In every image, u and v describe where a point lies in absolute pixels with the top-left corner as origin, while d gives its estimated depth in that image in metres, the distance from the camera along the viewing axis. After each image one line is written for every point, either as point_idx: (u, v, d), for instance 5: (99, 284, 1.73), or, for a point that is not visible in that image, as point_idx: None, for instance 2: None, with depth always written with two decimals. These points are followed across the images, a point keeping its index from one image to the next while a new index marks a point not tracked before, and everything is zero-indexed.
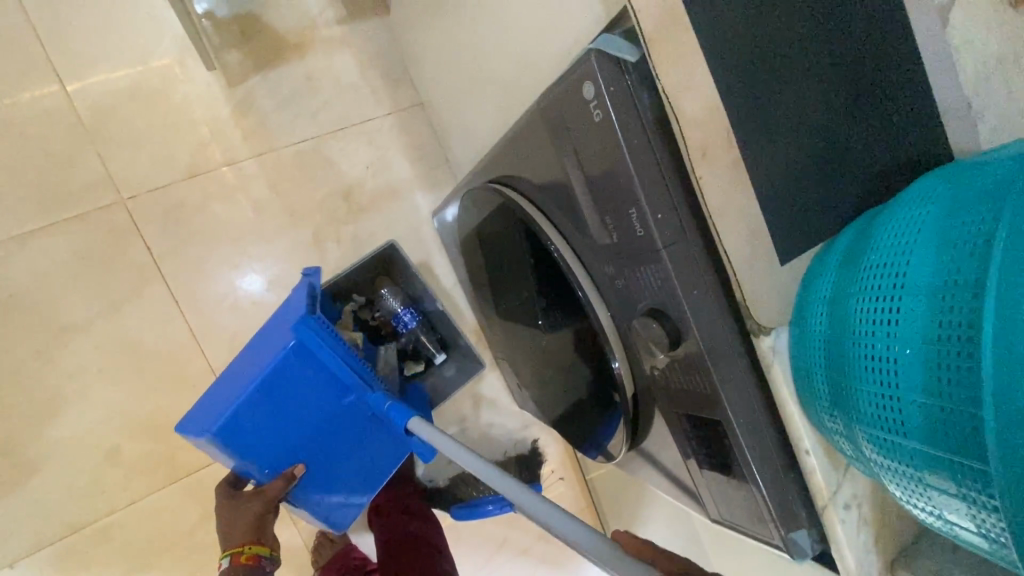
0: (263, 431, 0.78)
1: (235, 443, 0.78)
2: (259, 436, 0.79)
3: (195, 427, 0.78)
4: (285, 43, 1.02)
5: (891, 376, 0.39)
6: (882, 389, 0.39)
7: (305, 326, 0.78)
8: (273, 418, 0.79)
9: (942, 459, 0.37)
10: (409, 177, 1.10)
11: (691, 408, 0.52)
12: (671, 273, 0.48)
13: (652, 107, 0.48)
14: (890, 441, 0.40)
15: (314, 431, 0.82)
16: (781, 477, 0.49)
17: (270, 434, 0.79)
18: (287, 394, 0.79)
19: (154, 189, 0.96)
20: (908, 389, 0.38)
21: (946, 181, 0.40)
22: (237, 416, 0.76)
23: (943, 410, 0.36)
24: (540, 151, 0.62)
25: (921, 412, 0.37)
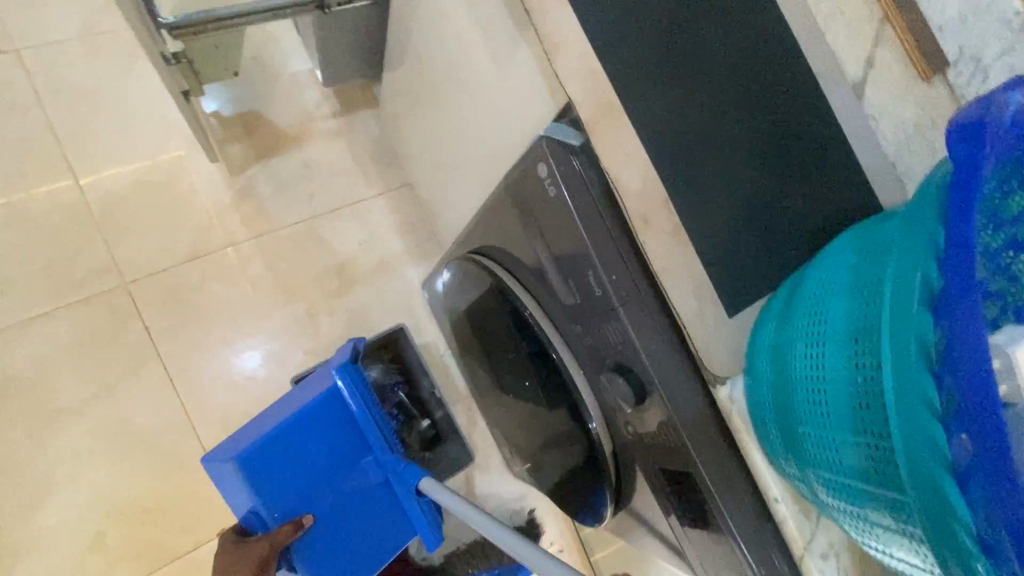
0: (290, 467, 0.69)
1: (252, 478, 0.67)
2: (279, 477, 0.69)
3: (222, 456, 0.69)
4: (284, 135, 1.10)
5: (824, 418, 0.34)
6: (819, 431, 0.35)
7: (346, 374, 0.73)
8: (296, 458, 0.70)
9: (879, 496, 0.32)
10: (400, 252, 1.14)
11: (664, 461, 0.50)
12: (630, 330, 0.46)
13: (601, 181, 0.47)
14: (836, 484, 0.35)
15: (316, 482, 0.71)
16: (758, 529, 0.46)
17: (288, 471, 0.69)
18: (333, 435, 0.72)
19: (155, 272, 1.00)
20: (841, 436, 0.33)
21: (867, 226, 0.37)
22: (267, 444, 0.68)
23: (872, 449, 0.31)
24: (507, 226, 0.61)
25: (853, 452, 0.32)
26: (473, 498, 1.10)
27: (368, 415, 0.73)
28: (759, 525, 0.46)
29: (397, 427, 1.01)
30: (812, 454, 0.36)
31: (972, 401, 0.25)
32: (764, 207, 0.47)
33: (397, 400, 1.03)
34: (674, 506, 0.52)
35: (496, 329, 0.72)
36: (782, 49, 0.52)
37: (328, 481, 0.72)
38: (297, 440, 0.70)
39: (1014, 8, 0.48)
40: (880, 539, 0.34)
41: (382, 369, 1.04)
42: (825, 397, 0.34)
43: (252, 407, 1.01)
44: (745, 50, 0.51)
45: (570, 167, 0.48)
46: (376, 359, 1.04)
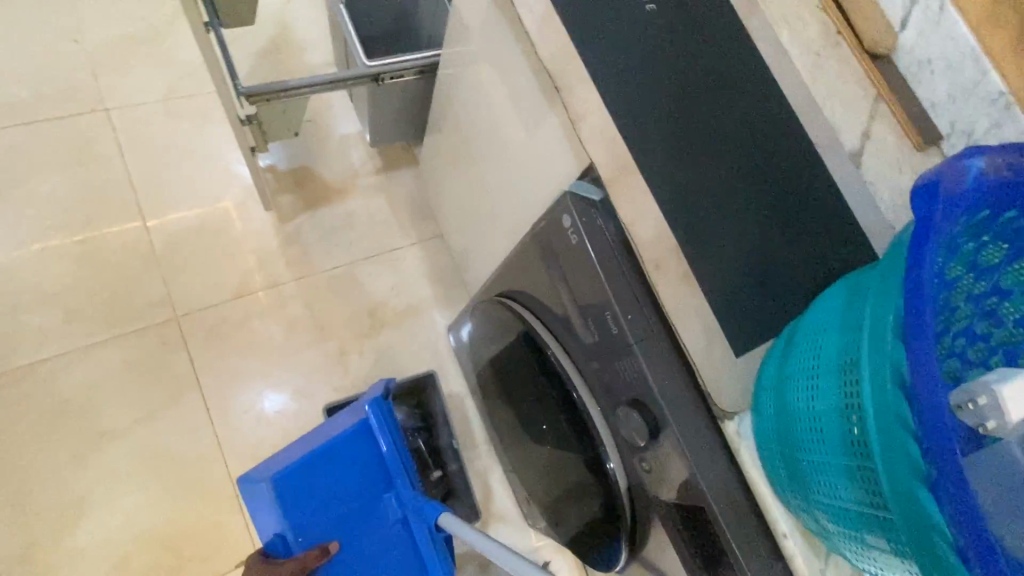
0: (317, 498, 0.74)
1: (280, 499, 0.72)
2: (307, 502, 0.73)
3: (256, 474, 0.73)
4: (331, 188, 1.21)
5: (819, 447, 0.38)
6: (816, 459, 0.38)
7: (376, 411, 0.75)
8: (325, 485, 0.74)
9: (872, 517, 0.34)
10: (429, 297, 1.21)
11: (676, 497, 0.52)
12: (643, 365, 0.50)
13: (618, 231, 0.53)
14: (835, 508, 0.37)
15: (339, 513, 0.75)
16: (768, 566, 0.47)
17: (317, 495, 0.74)
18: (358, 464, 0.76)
19: (204, 307, 1.08)
20: (835, 462, 0.36)
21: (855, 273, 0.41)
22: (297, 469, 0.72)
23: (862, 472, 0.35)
24: (533, 271, 0.66)
25: (846, 477, 0.36)
26: None
27: (394, 452, 0.75)
28: (769, 563, 0.47)
29: None
30: (814, 481, 0.39)
31: (932, 418, 0.29)
32: (765, 258, 0.51)
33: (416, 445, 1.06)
34: (685, 545, 0.53)
35: (518, 369, 0.76)
36: (781, 121, 0.59)
37: (350, 512, 0.75)
38: (323, 469, 0.74)
39: (998, 90, 0.57)
40: (878, 560, 0.36)
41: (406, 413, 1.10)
42: (820, 426, 0.37)
43: (279, 440, 1.05)
44: (748, 121, 0.58)
45: (590, 218, 0.54)
46: (403, 402, 1.10)
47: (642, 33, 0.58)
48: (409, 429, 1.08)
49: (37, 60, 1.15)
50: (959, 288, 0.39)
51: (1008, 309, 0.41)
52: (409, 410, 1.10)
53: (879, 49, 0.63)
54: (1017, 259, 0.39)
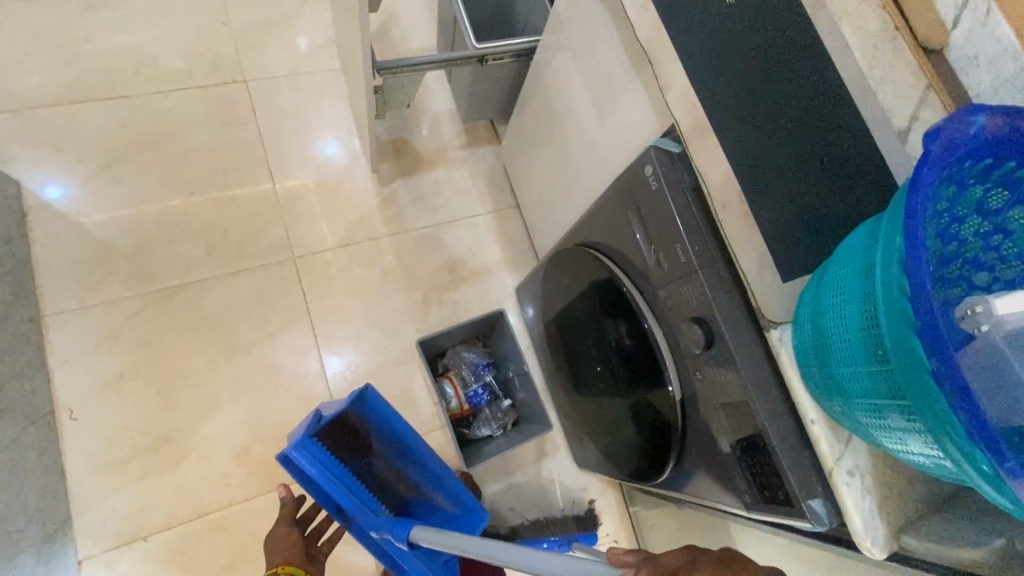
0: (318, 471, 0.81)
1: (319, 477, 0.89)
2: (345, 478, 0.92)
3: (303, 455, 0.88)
4: (423, 159, 1.38)
5: (844, 333, 0.49)
6: (842, 343, 0.49)
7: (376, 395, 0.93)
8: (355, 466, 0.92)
9: (880, 379, 0.46)
10: (501, 260, 1.36)
11: (723, 397, 0.64)
12: (705, 286, 0.63)
13: (692, 181, 0.66)
14: (853, 380, 0.49)
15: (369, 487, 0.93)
16: (798, 450, 0.59)
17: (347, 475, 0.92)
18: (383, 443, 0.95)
19: (314, 252, 1.27)
20: (855, 342, 0.48)
21: None
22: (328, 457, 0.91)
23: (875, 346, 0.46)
24: (612, 220, 0.79)
25: (863, 352, 0.47)
26: (540, 480, 1.23)
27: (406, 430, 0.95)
28: (798, 448, 0.59)
29: (483, 404, 1.18)
30: (839, 363, 0.50)
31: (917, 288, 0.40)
32: (809, 208, 0.62)
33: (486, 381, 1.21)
34: (726, 438, 0.66)
35: (589, 309, 0.90)
36: (838, 99, 0.70)
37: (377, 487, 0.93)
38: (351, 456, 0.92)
39: None
40: (883, 420, 0.47)
41: (475, 352, 1.22)
42: (845, 317, 0.49)
43: (369, 368, 1.22)
44: (806, 98, 0.69)
45: (670, 169, 0.67)
46: (471, 344, 1.23)
47: (722, 23, 0.71)
48: (479, 366, 1.21)
49: (193, 36, 1.37)
50: (968, 223, 0.49)
51: (1009, 246, 0.51)
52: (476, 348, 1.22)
53: (930, 43, 0.73)
54: (1016, 206, 0.50)
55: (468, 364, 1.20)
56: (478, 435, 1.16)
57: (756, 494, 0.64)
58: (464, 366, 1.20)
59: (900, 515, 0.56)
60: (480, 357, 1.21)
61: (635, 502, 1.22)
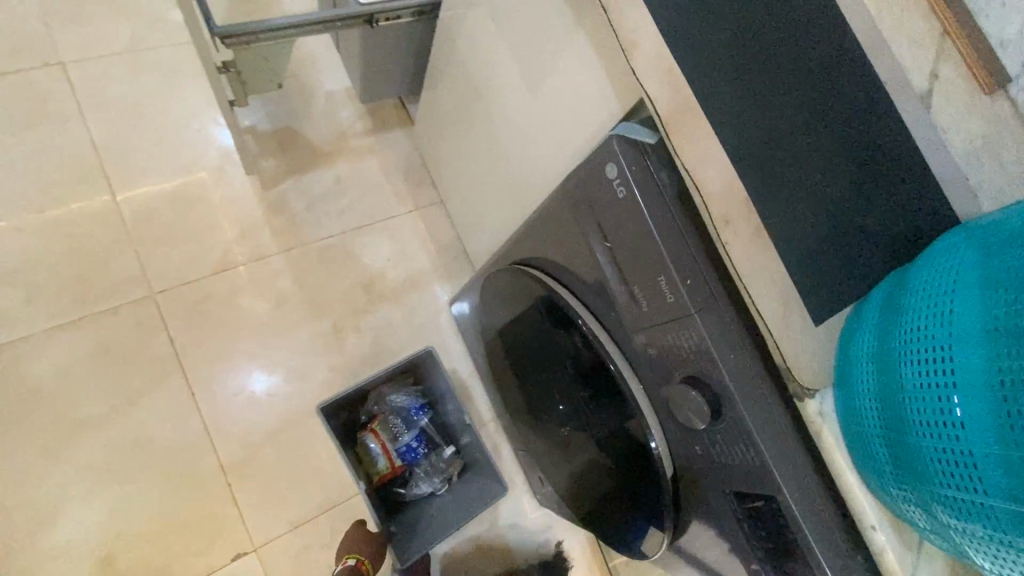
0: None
1: None
2: None
3: None
4: (318, 151, 1.10)
5: (954, 433, 0.31)
6: (948, 445, 0.31)
7: None
8: None
9: None
10: (428, 269, 1.13)
11: (737, 483, 0.46)
12: (706, 336, 0.44)
13: (674, 181, 0.47)
14: (971, 505, 0.31)
15: None
16: (850, 563, 0.41)
17: None
18: None
19: (183, 283, 0.98)
20: (981, 451, 0.30)
21: (966, 233, 0.35)
22: None
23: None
24: (562, 233, 0.58)
25: (1000, 469, 0.29)
26: (498, 528, 1.05)
27: None
28: (849, 560, 0.41)
29: (418, 457, 0.97)
30: (937, 473, 0.32)
31: None
32: (843, 214, 0.43)
33: (421, 428, 0.99)
34: (741, 532, 0.48)
35: (537, 344, 0.69)
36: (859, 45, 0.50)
37: None
38: None
39: None
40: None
41: (405, 393, 0.99)
42: (955, 407, 0.31)
43: (271, 425, 0.97)
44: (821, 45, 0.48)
45: (641, 166, 0.47)
46: (398, 384, 0.99)
47: None
48: (410, 410, 0.98)
49: None
50: None
51: None
52: (403, 388, 0.99)
53: None
54: None
55: (394, 411, 0.97)
56: (414, 496, 0.96)
57: None
58: (391, 413, 0.97)
59: None
60: (408, 400, 0.98)
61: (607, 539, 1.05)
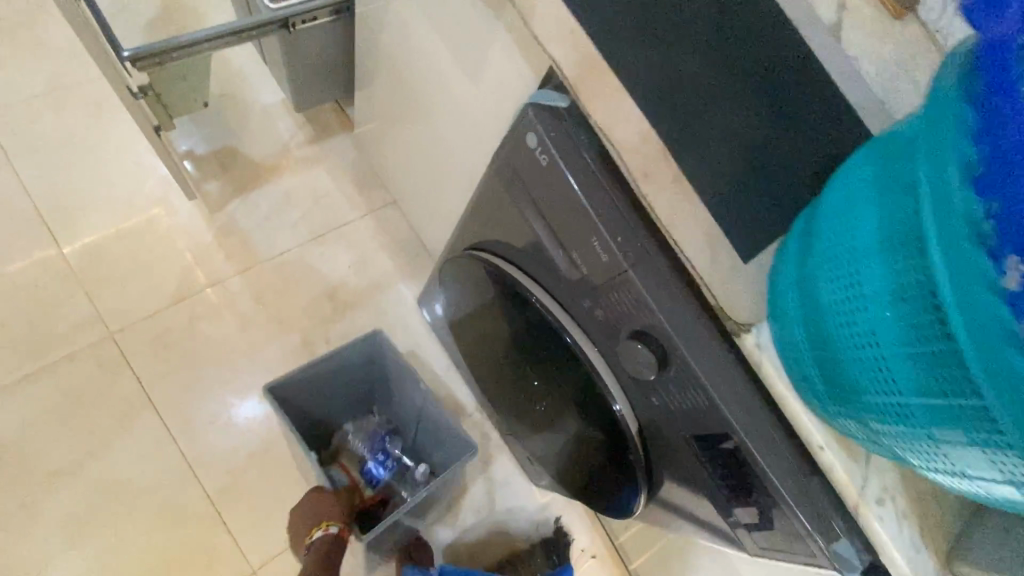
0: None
1: None
2: None
3: None
4: (262, 167, 1.09)
5: (870, 340, 0.32)
6: (867, 353, 0.32)
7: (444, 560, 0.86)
8: None
9: (948, 408, 0.29)
10: (392, 270, 1.12)
11: (694, 426, 0.47)
12: (642, 290, 0.45)
13: (593, 144, 0.47)
14: (893, 407, 0.32)
15: None
16: (806, 483, 0.43)
17: None
18: None
19: (140, 318, 0.96)
20: (893, 353, 0.30)
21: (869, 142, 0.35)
22: None
23: (934, 358, 0.29)
24: (501, 211, 0.59)
25: (911, 367, 0.30)
26: (496, 515, 1.05)
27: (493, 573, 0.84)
28: (806, 481, 0.43)
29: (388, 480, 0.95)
30: (863, 381, 0.33)
31: None
32: (758, 149, 0.43)
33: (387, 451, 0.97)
34: (711, 474, 0.49)
35: (498, 326, 0.69)
36: None
37: None
38: None
39: None
40: (950, 459, 0.30)
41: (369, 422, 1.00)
42: (867, 316, 0.31)
43: (253, 448, 0.96)
44: None
45: (560, 133, 0.48)
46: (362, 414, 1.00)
47: None
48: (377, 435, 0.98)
49: None
50: None
51: None
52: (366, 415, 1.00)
53: None
54: None
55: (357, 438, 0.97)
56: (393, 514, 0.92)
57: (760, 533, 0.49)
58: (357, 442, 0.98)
59: (944, 535, 0.42)
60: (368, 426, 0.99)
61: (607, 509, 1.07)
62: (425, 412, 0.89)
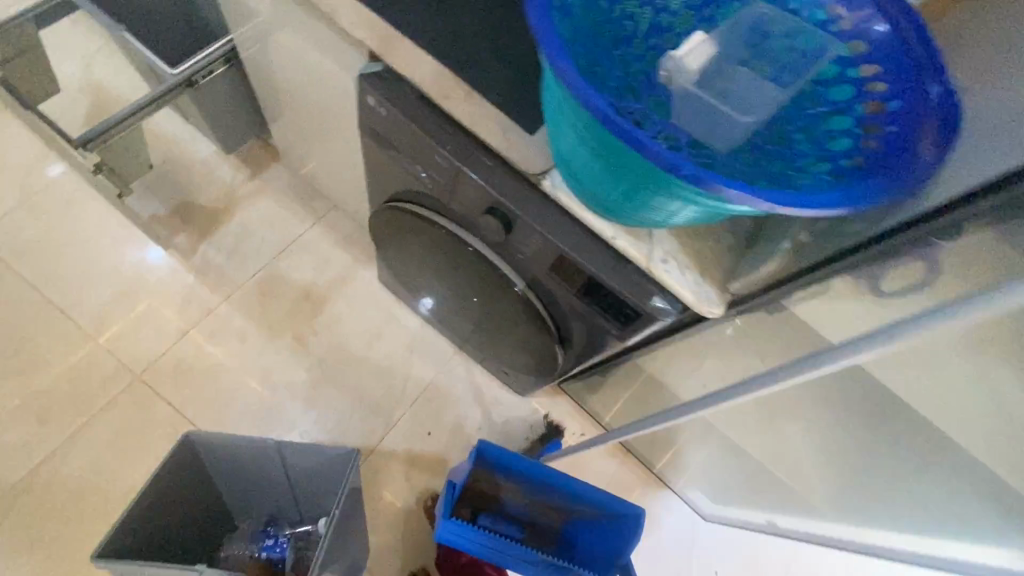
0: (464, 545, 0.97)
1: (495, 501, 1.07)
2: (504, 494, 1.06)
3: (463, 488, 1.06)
4: (216, 211, 1.28)
5: (591, 166, 0.52)
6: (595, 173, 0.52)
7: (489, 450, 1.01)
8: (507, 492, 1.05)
9: (638, 182, 0.49)
10: (350, 261, 1.31)
11: (545, 259, 0.66)
12: (472, 176, 0.63)
13: (411, 90, 0.66)
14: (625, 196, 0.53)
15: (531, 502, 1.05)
16: (619, 266, 0.62)
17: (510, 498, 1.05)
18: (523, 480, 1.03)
19: (157, 357, 1.16)
20: (603, 167, 0.51)
21: None
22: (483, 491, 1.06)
23: (612, 161, 0.49)
24: (382, 164, 0.77)
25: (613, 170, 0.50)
26: (497, 428, 1.25)
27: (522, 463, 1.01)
28: (618, 265, 0.62)
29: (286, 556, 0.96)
30: (607, 189, 0.54)
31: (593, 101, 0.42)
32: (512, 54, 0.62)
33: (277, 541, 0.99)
34: (573, 293, 0.68)
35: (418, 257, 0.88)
36: None
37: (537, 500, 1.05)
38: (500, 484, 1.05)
39: None
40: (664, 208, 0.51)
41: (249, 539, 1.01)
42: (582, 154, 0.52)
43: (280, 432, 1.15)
44: None
45: (386, 89, 0.66)
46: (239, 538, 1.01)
47: None
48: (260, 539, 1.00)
49: None
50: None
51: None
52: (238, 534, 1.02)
53: None
54: None
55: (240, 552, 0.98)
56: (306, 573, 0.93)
57: (618, 323, 0.67)
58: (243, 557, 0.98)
59: (720, 269, 0.61)
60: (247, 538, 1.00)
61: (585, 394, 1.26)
62: (292, 466, 0.88)
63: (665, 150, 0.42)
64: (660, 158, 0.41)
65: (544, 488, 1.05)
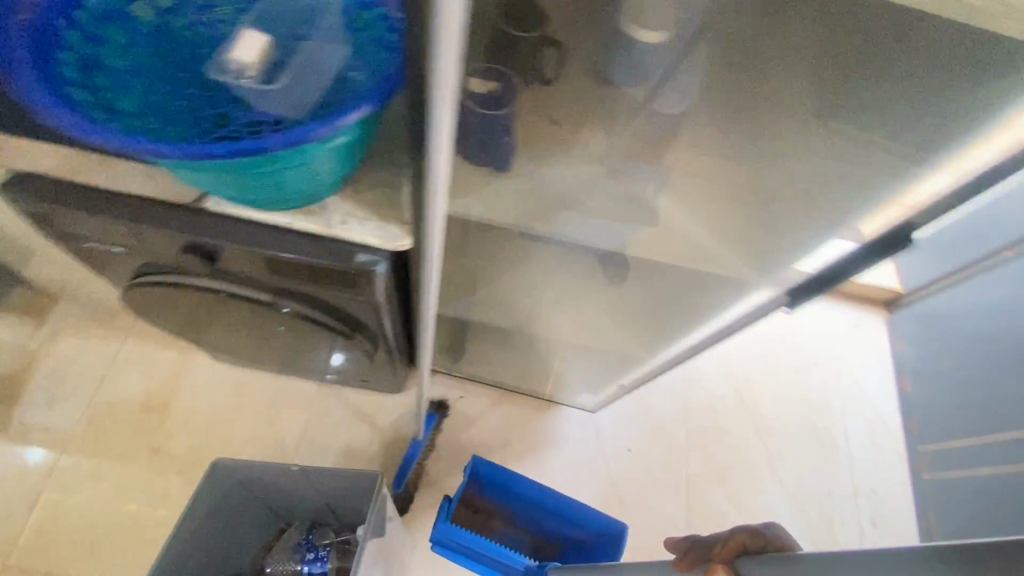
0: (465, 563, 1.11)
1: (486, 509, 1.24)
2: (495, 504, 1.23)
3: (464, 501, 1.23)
4: (21, 375, 1.26)
5: (238, 187, 0.63)
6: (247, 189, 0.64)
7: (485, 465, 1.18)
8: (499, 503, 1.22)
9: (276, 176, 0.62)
10: (178, 356, 1.32)
11: (251, 264, 0.73)
12: (142, 225, 0.69)
13: (49, 178, 0.69)
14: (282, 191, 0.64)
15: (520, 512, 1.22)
16: (307, 242, 0.71)
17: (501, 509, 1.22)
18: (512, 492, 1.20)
19: (18, 537, 1.13)
20: (246, 183, 0.62)
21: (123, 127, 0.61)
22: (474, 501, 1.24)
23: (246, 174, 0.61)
24: (87, 255, 0.80)
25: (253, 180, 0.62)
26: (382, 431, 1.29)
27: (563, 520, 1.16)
28: (305, 241, 0.71)
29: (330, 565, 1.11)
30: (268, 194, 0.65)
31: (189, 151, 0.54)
32: None
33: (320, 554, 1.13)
34: (296, 280, 0.76)
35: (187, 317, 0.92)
36: None
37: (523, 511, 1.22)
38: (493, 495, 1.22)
39: None
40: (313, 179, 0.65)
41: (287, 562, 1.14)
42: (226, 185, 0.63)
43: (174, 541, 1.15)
44: None
45: (27, 189, 0.70)
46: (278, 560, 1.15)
47: None
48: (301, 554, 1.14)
49: None
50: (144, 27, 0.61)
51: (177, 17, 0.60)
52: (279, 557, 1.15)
53: None
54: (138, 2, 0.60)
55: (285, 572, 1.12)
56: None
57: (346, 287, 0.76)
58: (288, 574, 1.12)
59: (383, 202, 0.70)
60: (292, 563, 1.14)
61: (440, 355, 1.37)
62: (321, 485, 1.01)
63: (239, 146, 0.56)
64: (247, 151, 0.56)
65: (536, 507, 1.20)
